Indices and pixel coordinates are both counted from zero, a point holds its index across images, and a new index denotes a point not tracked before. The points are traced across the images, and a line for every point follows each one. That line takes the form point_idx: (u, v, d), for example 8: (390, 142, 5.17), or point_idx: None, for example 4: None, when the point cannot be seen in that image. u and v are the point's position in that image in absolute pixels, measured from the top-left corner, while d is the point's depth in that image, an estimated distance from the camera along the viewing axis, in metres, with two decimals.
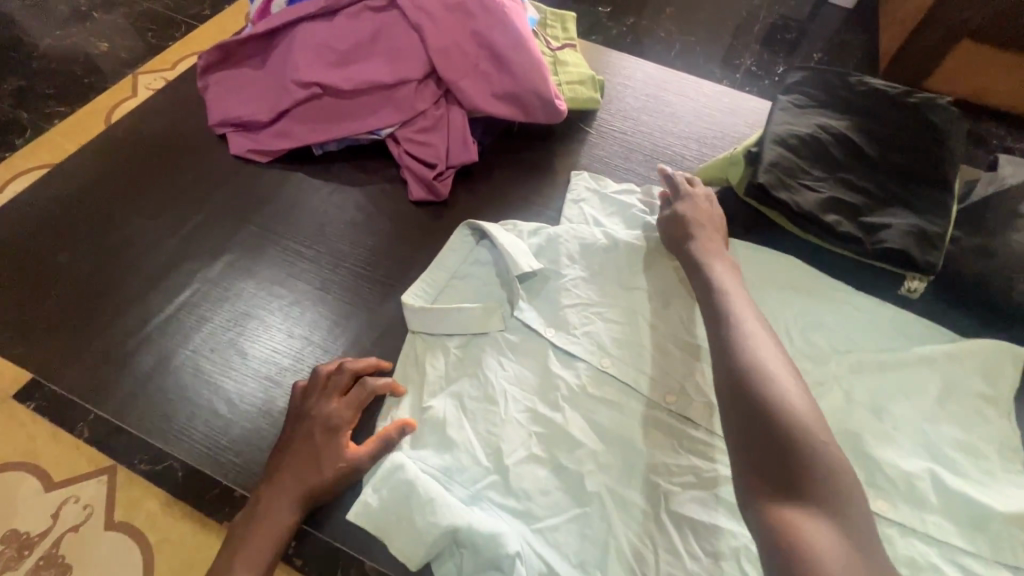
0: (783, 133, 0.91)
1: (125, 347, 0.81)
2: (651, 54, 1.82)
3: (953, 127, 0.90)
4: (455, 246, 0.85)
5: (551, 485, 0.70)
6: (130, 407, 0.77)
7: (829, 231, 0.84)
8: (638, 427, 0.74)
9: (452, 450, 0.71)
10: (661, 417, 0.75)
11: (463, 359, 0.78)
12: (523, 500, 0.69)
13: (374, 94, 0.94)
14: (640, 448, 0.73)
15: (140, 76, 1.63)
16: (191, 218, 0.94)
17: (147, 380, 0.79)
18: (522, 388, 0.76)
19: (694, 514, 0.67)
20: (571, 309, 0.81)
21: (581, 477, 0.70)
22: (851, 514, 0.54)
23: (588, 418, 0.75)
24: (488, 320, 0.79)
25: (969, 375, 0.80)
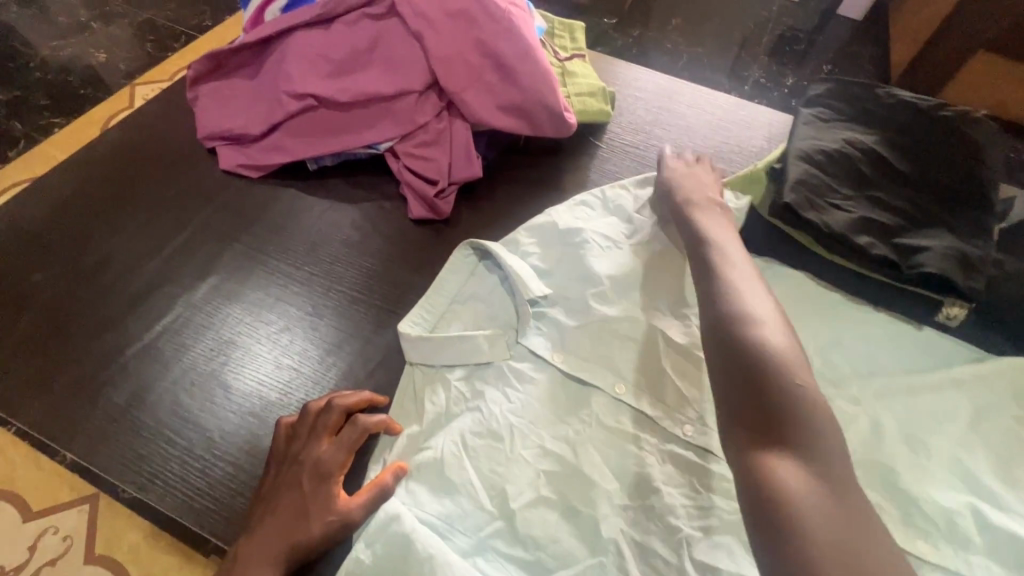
0: (808, 149, 0.86)
1: (98, 378, 0.75)
2: (660, 64, 1.77)
3: (992, 143, 0.84)
4: (455, 267, 0.78)
5: (562, 530, 0.63)
6: (101, 445, 0.71)
7: (865, 254, 0.77)
8: (654, 463, 0.67)
9: (453, 494, 0.64)
10: (679, 453, 0.68)
11: (464, 392, 0.71)
12: (530, 548, 0.62)
13: (372, 107, 0.89)
14: (658, 488, 0.65)
15: (138, 87, 1.58)
16: (177, 236, 0.88)
17: (120, 415, 0.73)
18: (530, 423, 0.69)
19: (718, 563, 0.60)
20: (582, 333, 0.74)
21: (596, 521, 0.63)
22: (826, 457, 0.52)
23: (603, 457, 0.68)
24: (495, 347, 0.73)
25: (999, 398, 0.74)
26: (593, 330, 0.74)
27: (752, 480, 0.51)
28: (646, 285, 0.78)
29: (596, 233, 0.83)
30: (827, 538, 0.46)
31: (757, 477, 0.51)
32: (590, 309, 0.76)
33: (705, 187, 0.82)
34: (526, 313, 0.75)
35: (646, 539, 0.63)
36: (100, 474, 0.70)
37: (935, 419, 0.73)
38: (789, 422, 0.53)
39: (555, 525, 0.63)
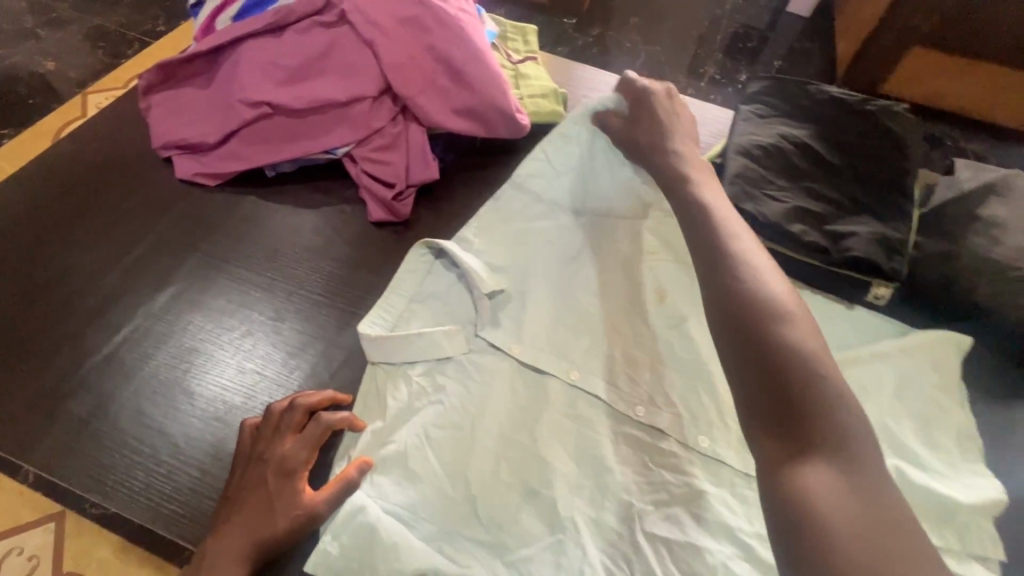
0: (746, 144, 0.91)
1: (56, 391, 0.75)
2: (619, 63, 1.82)
3: (911, 133, 0.91)
4: (411, 266, 0.81)
5: (522, 512, 0.66)
6: (63, 457, 0.71)
7: (798, 241, 0.83)
8: (607, 444, 0.72)
9: (417, 484, 0.67)
10: (631, 433, 0.73)
11: (425, 386, 0.74)
12: (493, 530, 0.65)
13: (327, 113, 0.90)
14: (612, 468, 0.70)
15: (90, 95, 1.55)
16: (133, 247, 0.88)
17: (81, 427, 0.73)
18: (490, 412, 0.72)
19: (668, 533, 0.65)
20: (538, 325, 0.79)
21: (555, 501, 0.67)
22: (857, 457, 0.49)
23: (560, 441, 0.71)
24: (455, 341, 0.76)
25: (923, 368, 0.80)
26: (544, 323, 0.79)
27: (779, 485, 0.49)
28: (595, 277, 0.83)
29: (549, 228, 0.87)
30: (858, 544, 0.44)
31: (784, 482, 0.49)
32: (542, 303, 0.81)
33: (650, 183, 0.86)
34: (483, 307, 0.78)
35: (602, 516, 0.67)
36: (63, 486, 0.70)
37: (866, 390, 0.79)
38: (812, 422, 0.51)
39: (516, 508, 0.66)
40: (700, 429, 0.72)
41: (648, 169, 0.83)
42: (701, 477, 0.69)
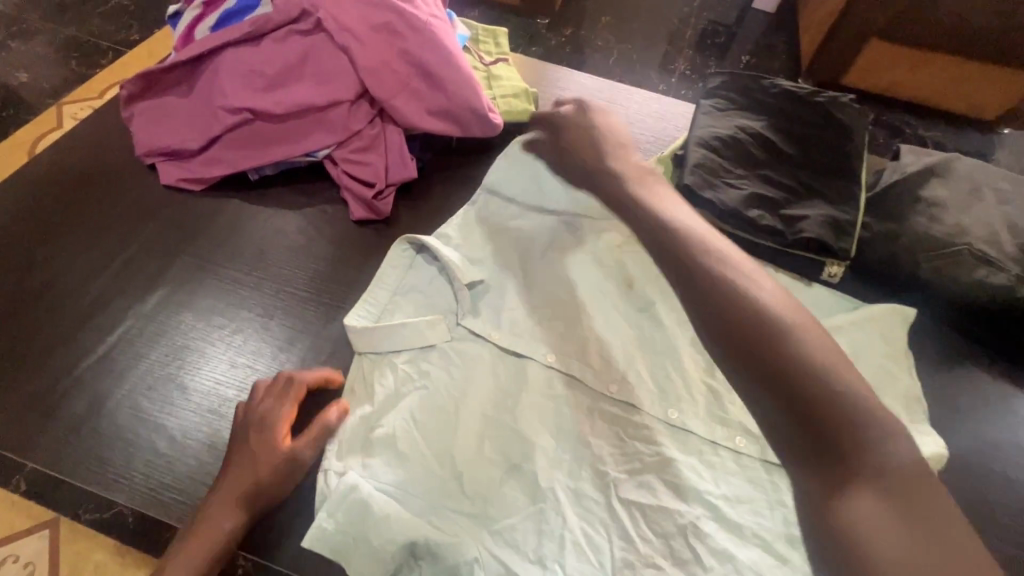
0: (706, 136, 0.96)
1: (53, 392, 0.78)
2: (590, 62, 1.87)
3: (857, 123, 0.98)
4: (394, 261, 0.85)
5: (505, 485, 0.71)
6: (62, 455, 0.74)
7: (756, 225, 0.89)
8: (584, 420, 0.77)
9: (405, 463, 0.71)
10: (606, 409, 0.78)
11: (410, 373, 0.78)
12: (478, 503, 0.70)
13: (307, 117, 0.94)
14: (588, 442, 0.75)
15: (66, 106, 1.56)
16: (122, 253, 0.91)
17: (79, 426, 0.76)
18: (473, 396, 0.77)
19: (641, 499, 0.70)
20: (514, 312, 0.84)
21: (535, 474, 0.72)
22: (892, 469, 0.49)
23: (539, 419, 0.76)
24: (436, 329, 0.80)
25: (873, 339, 0.86)
26: (518, 310, 0.84)
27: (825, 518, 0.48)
28: (566, 266, 0.88)
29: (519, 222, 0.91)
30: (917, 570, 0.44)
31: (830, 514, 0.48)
32: (519, 293, 0.86)
33: None
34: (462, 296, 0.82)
35: (579, 486, 0.72)
36: (65, 482, 0.73)
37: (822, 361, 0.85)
38: (842, 439, 0.50)
39: (499, 481, 0.71)
40: (669, 402, 0.78)
41: None
42: (670, 446, 0.75)
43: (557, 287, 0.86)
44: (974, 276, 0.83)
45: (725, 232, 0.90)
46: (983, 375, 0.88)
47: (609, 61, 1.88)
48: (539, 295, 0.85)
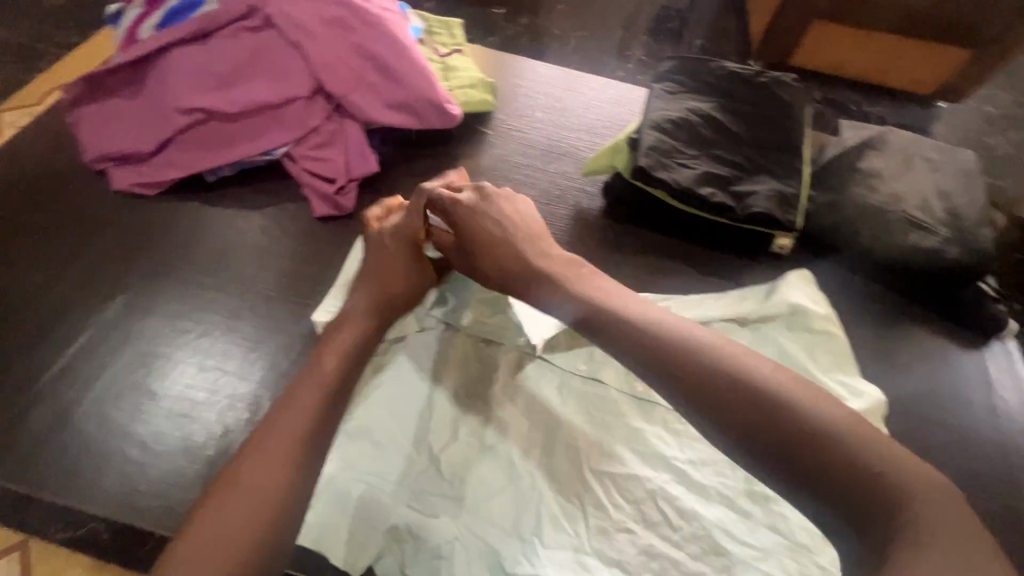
0: (659, 118, 0.99)
1: (13, 408, 0.76)
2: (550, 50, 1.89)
3: (796, 102, 1.04)
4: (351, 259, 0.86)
5: (481, 467, 0.73)
6: (28, 470, 0.72)
7: (706, 201, 0.93)
8: (555, 398, 0.80)
9: (383, 451, 0.73)
10: (575, 384, 0.81)
11: (381, 366, 0.79)
12: (454, 485, 0.72)
13: (262, 116, 0.93)
14: (560, 419, 0.77)
15: (3, 114, 1.49)
16: (75, 263, 0.88)
17: (44, 440, 0.74)
18: (446, 382, 0.79)
19: (613, 468, 0.74)
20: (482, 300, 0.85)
21: (510, 454, 0.74)
22: (935, 530, 0.47)
23: (510, 399, 0.79)
24: (406, 324, 0.82)
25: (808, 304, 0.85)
26: (470, 291, 0.83)
27: None
28: None
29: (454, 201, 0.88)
30: None
31: None
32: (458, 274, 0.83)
33: None
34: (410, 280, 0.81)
35: (553, 462, 0.74)
36: (33, 498, 0.72)
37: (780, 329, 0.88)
38: (885, 504, 0.49)
39: (475, 463, 0.74)
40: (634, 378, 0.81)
41: None
42: (637, 417, 0.78)
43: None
44: (909, 240, 0.92)
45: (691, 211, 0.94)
46: (922, 331, 0.94)
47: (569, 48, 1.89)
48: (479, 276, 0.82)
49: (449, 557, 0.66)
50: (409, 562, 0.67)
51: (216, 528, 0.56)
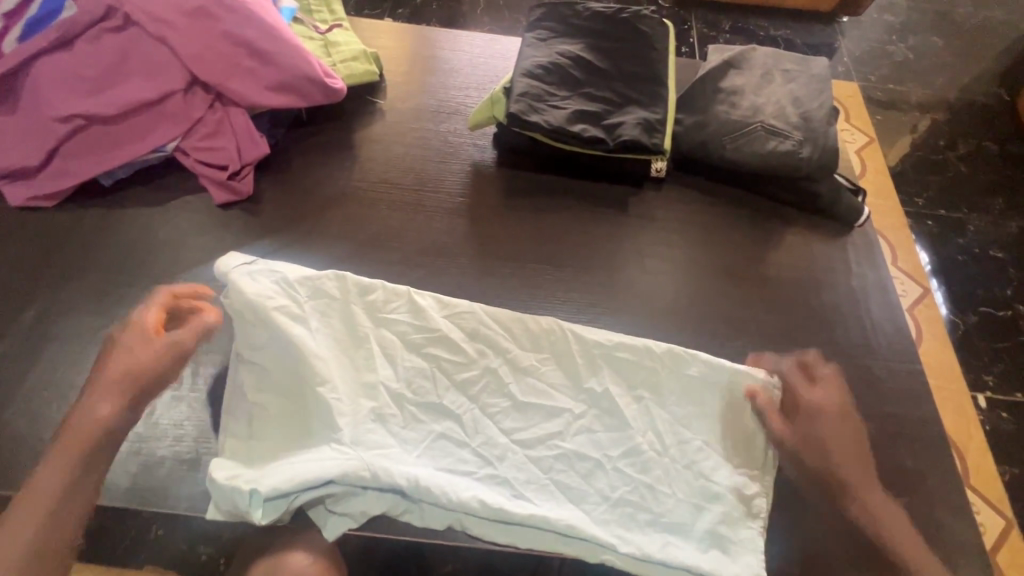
0: (829, 104, 0.86)
1: (42, 322, 0.69)
2: None
3: None
4: (396, 340, 0.67)
5: (362, 403, 0.62)
6: (41, 394, 0.64)
7: (838, 198, 0.84)
8: (651, 393, 0.67)
9: (438, 417, 0.64)
10: (677, 371, 0.67)
11: (434, 397, 0.65)
12: (492, 478, 0.61)
13: (394, 75, 0.96)
14: (644, 415, 0.65)
15: None
16: (141, 174, 0.80)
17: (62, 358, 0.67)
18: (522, 341, 0.69)
19: (690, 485, 0.62)
20: (544, 449, 0.63)
21: (570, 450, 0.63)
22: None
23: (593, 384, 0.67)
24: (493, 275, 0.77)
25: None
26: (559, 425, 0.64)
27: None
28: (608, 335, 0.69)
29: (568, 161, 0.86)
30: None
31: None
32: (544, 466, 0.62)
33: (714, 121, 0.83)
34: (465, 417, 0.64)
35: (632, 474, 0.62)
36: (29, 431, 0.62)
37: (904, 346, 0.77)
38: None
39: (464, 406, 0.65)
40: (676, 394, 0.67)
41: (709, 121, 0.83)
42: (737, 420, 0.66)
43: (630, 477, 0.62)
44: None
45: (833, 218, 0.85)
46: None
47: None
48: (565, 404, 0.66)
49: (364, 491, 0.57)
50: (331, 501, 0.57)
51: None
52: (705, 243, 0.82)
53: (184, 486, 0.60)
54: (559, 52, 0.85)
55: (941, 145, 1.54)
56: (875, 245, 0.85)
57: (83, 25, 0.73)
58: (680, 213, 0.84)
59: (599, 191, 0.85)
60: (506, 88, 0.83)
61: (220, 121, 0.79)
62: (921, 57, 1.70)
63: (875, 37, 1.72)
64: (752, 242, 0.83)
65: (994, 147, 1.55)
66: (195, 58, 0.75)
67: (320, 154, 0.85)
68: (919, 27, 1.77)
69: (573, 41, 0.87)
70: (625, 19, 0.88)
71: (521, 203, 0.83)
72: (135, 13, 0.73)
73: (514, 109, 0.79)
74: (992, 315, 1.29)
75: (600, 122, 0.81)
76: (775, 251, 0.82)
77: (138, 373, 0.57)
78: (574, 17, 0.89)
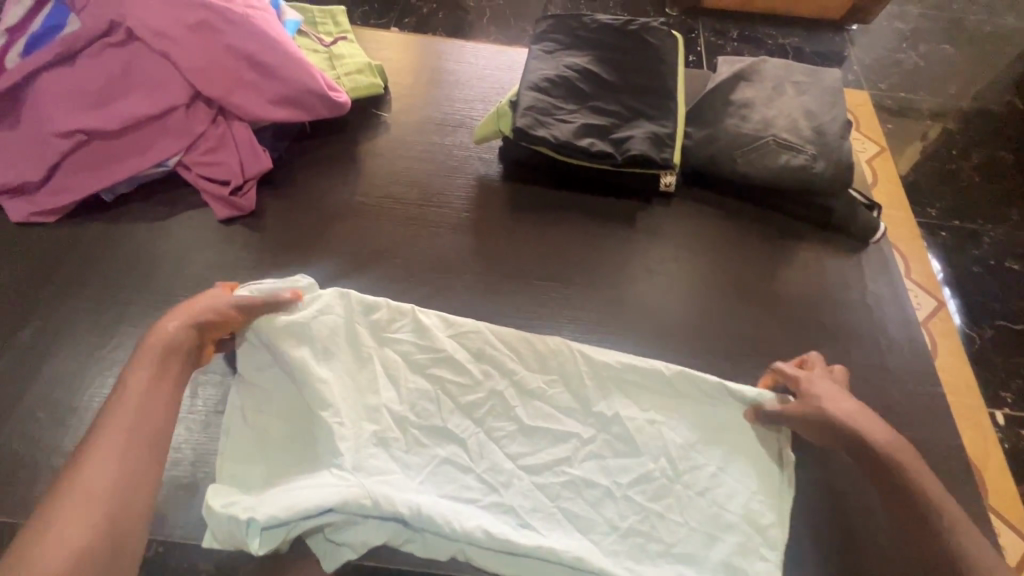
0: (843, 116, 0.84)
1: (40, 340, 0.68)
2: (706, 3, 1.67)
3: None
4: (400, 361, 0.66)
5: (364, 426, 0.60)
6: (38, 415, 0.63)
7: (852, 213, 0.82)
8: (663, 418, 0.65)
9: (442, 442, 0.62)
10: (689, 395, 0.66)
11: (438, 421, 0.63)
12: (497, 507, 0.58)
13: (399, 87, 0.95)
14: (654, 441, 0.63)
15: None
16: (143, 189, 0.79)
17: (60, 377, 0.66)
18: (530, 362, 0.67)
19: (703, 515, 0.60)
20: (551, 476, 0.61)
21: (577, 476, 0.61)
22: None
23: (602, 408, 0.65)
24: (499, 291, 0.75)
25: None
26: (566, 451, 0.62)
27: None
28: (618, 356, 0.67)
29: (575, 176, 0.84)
30: None
31: None
32: (550, 494, 0.60)
33: (725, 134, 0.81)
34: (471, 441, 0.62)
35: (642, 504, 0.60)
36: (24, 453, 0.61)
37: (922, 366, 0.75)
38: None
39: (469, 431, 0.63)
40: (688, 419, 0.65)
41: (719, 134, 0.81)
42: (751, 447, 0.64)
43: (640, 506, 0.60)
44: None
45: (847, 233, 0.83)
46: None
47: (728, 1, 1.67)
48: (573, 429, 0.64)
49: (363, 521, 0.55)
50: (329, 530, 0.55)
51: (71, 502, 0.42)
52: (716, 260, 0.80)
53: (180, 511, 0.59)
54: (567, 64, 0.84)
55: (955, 155, 1.51)
56: (890, 262, 0.83)
57: (86, 40, 0.72)
58: (690, 230, 0.82)
59: (607, 206, 0.84)
60: (512, 102, 0.81)
61: (222, 135, 0.78)
62: (934, 66, 1.68)
63: (885, 45, 1.69)
64: (763, 258, 0.81)
65: (1009, 157, 1.52)
66: (198, 72, 0.74)
67: (323, 167, 0.84)
68: (930, 35, 1.74)
69: (580, 54, 0.86)
70: (633, 31, 0.87)
71: (528, 218, 0.82)
72: (138, 27, 0.72)
73: (520, 124, 0.77)
74: (1009, 329, 1.26)
75: (608, 136, 0.79)
76: (788, 268, 0.80)
77: (209, 322, 0.58)
78: (582, 29, 0.88)
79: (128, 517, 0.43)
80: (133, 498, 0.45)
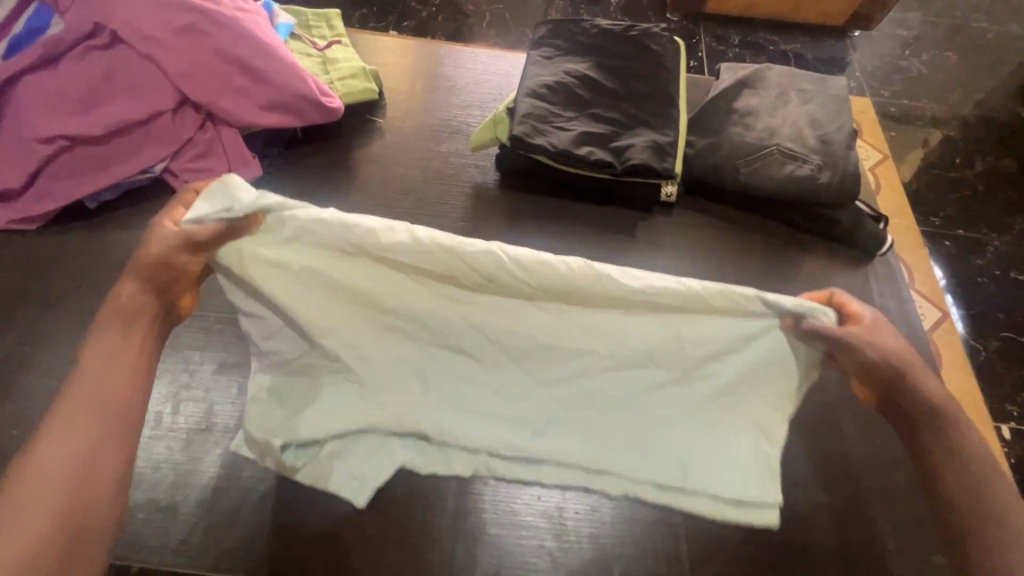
0: (849, 125, 0.82)
1: (15, 354, 0.65)
2: (708, 8, 1.65)
3: None
4: (398, 264, 0.53)
5: (379, 349, 0.59)
6: (11, 433, 0.60)
7: (858, 225, 0.79)
8: (672, 342, 0.55)
9: (456, 356, 0.59)
10: (700, 321, 0.53)
11: (443, 332, 0.58)
12: (512, 422, 0.61)
13: (395, 92, 0.93)
14: (669, 361, 0.57)
15: None
16: (129, 198, 0.77)
17: (36, 393, 0.63)
18: (552, 287, 0.52)
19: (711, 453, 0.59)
20: (564, 388, 0.60)
21: (594, 388, 0.60)
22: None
23: (615, 334, 0.56)
24: None
25: None
26: (578, 361, 0.58)
27: None
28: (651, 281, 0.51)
29: (573, 184, 0.82)
30: None
31: None
32: (567, 406, 0.60)
33: (728, 143, 0.79)
34: (485, 360, 0.59)
35: (662, 417, 0.60)
36: None
37: None
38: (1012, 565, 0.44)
39: (480, 348, 0.58)
40: (703, 341, 0.54)
41: (722, 143, 0.79)
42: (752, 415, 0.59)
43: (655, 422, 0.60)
44: None
45: (853, 246, 0.81)
46: None
47: (730, 7, 1.65)
48: (588, 346, 0.57)
49: (388, 440, 0.60)
50: (354, 458, 0.60)
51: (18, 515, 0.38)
52: (717, 271, 0.78)
53: (159, 536, 0.56)
54: (566, 71, 0.82)
55: (959, 163, 1.49)
56: (897, 274, 0.81)
57: (69, 43, 0.70)
58: (690, 232, 0.81)
59: (606, 215, 0.82)
60: (509, 108, 0.79)
61: (211, 141, 0.77)
62: (937, 73, 1.66)
63: (888, 52, 1.68)
64: (767, 270, 0.78)
65: (1013, 165, 1.51)
66: (186, 78, 0.72)
67: (315, 175, 0.82)
68: (934, 43, 1.73)
69: (580, 60, 0.84)
70: (633, 37, 0.85)
71: (526, 226, 0.80)
72: (123, 31, 0.70)
73: (517, 132, 0.75)
74: (1014, 340, 1.24)
75: (607, 144, 0.77)
76: (793, 281, 0.78)
77: (168, 280, 0.48)
78: (581, 34, 0.86)
79: (98, 502, 0.40)
80: (81, 495, 0.39)
